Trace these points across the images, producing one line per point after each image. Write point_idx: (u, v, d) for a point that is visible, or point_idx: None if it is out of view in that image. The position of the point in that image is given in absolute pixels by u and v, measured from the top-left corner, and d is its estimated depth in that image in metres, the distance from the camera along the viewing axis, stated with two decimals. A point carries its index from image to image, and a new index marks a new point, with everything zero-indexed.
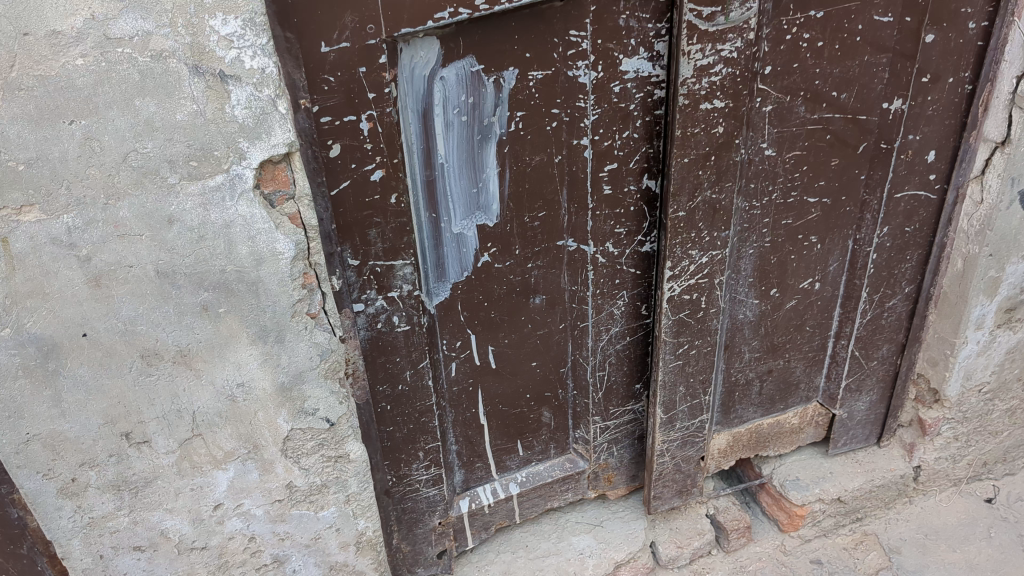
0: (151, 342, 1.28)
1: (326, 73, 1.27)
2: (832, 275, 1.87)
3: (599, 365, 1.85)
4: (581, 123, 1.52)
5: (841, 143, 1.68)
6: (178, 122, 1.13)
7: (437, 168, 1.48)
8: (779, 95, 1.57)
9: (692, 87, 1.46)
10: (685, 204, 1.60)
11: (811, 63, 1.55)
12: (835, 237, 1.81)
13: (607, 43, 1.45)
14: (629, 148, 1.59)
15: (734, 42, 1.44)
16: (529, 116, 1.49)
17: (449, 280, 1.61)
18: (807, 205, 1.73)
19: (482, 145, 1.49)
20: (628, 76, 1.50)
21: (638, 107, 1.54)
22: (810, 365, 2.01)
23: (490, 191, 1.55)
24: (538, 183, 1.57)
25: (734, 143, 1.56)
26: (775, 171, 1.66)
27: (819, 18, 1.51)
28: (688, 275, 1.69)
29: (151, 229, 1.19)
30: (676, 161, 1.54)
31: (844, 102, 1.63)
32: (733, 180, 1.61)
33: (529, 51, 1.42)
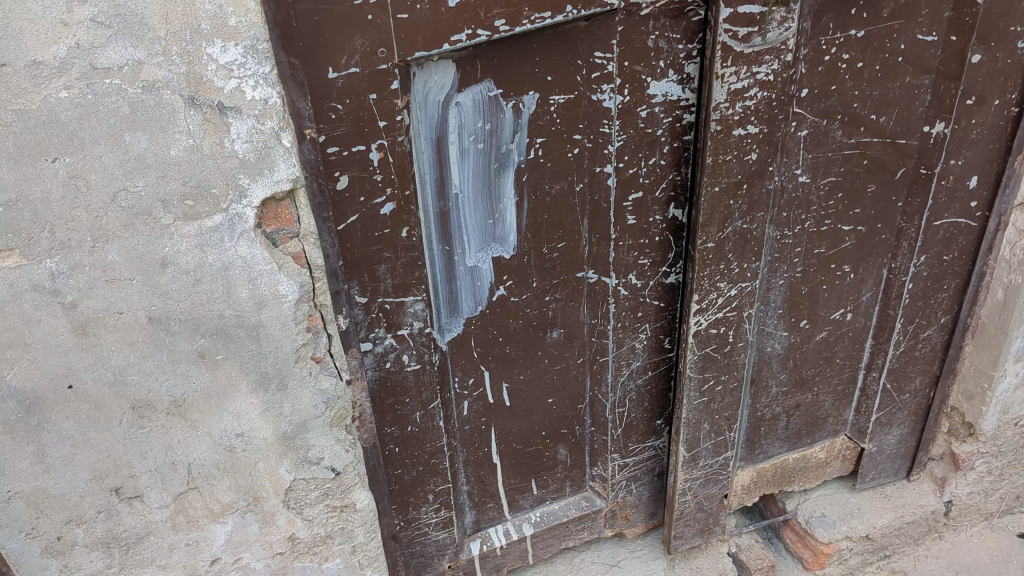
0: (144, 393, 1.18)
1: (333, 100, 1.18)
2: (864, 305, 1.77)
3: (619, 402, 1.74)
4: (605, 150, 1.42)
5: (878, 168, 1.58)
6: (173, 158, 1.03)
7: (452, 199, 1.39)
8: (815, 119, 1.47)
9: (725, 112, 1.37)
10: (714, 235, 1.50)
11: (850, 85, 1.46)
12: (869, 266, 1.71)
13: (635, 65, 1.35)
14: (656, 176, 1.48)
15: (771, 64, 1.35)
16: (549, 143, 1.40)
17: (462, 315, 1.52)
18: (841, 233, 1.64)
19: (499, 173, 1.40)
20: (656, 100, 1.39)
21: (666, 132, 1.43)
22: (839, 398, 1.91)
23: (507, 222, 1.46)
24: (558, 213, 1.48)
25: (767, 170, 1.47)
26: (808, 199, 1.57)
27: (860, 37, 1.41)
28: (716, 308, 1.59)
29: (143, 273, 1.09)
30: (707, 190, 1.44)
31: (883, 125, 1.53)
32: (765, 209, 1.51)
33: (551, 75, 1.33)
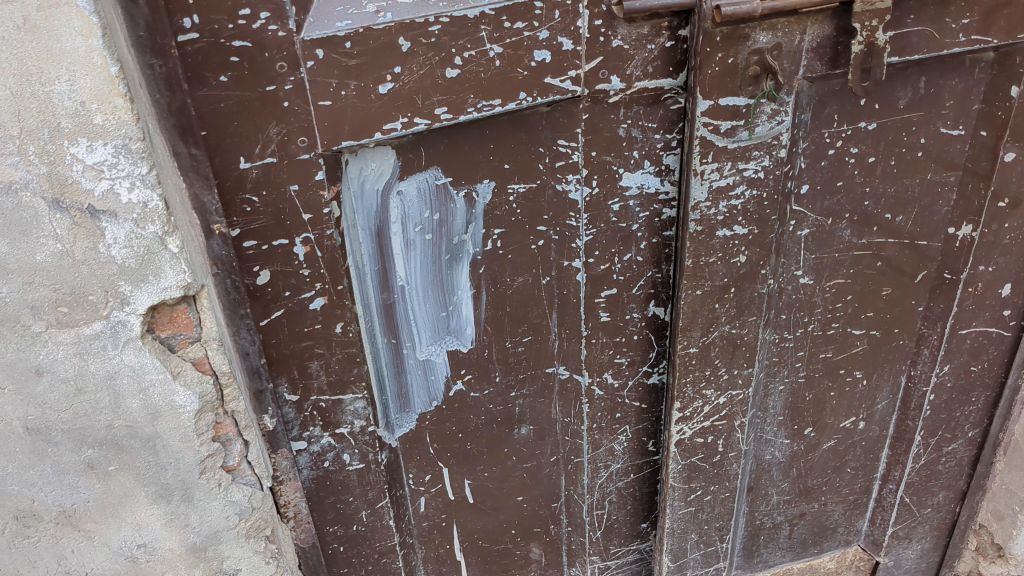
0: (27, 503, 1.08)
1: (247, 192, 1.06)
2: (879, 414, 1.59)
3: (596, 504, 1.59)
4: (572, 243, 1.28)
5: (894, 270, 1.40)
6: (39, 263, 0.92)
7: (397, 291, 1.26)
8: (818, 217, 1.31)
9: (707, 212, 1.21)
10: (698, 340, 1.34)
11: (859, 181, 1.29)
12: (883, 373, 1.53)
13: (604, 155, 1.20)
14: (632, 272, 1.32)
15: (760, 160, 1.19)
16: (509, 233, 1.26)
17: (414, 410, 1.39)
18: (850, 337, 1.46)
19: (451, 265, 1.27)
20: (630, 193, 1.24)
21: (642, 226, 1.28)
22: (850, 509, 1.72)
23: (462, 314, 1.32)
24: (522, 306, 1.34)
25: (759, 273, 1.30)
26: (811, 300, 1.40)
27: (870, 130, 1.24)
28: (701, 416, 1.43)
29: (15, 382, 0.99)
30: (687, 293, 1.28)
31: (900, 225, 1.35)
32: (758, 313, 1.34)
33: (508, 162, 1.19)
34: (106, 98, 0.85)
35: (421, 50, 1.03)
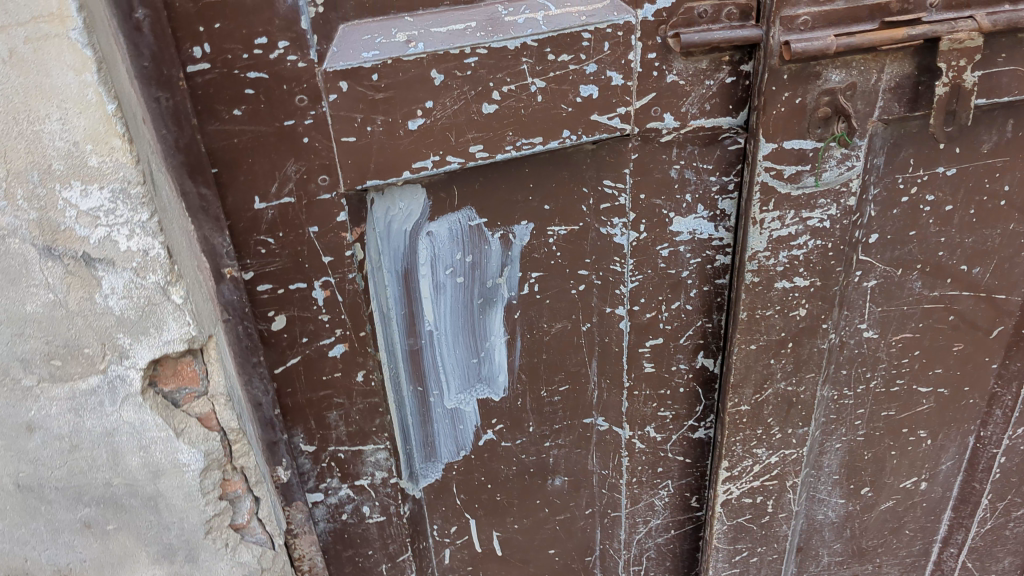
0: (19, 561, 1.01)
1: (262, 234, 0.97)
2: (943, 475, 1.46)
3: (634, 560, 1.49)
4: (616, 290, 1.17)
5: (968, 325, 1.28)
6: (30, 314, 0.84)
7: (425, 336, 1.16)
8: (887, 268, 1.19)
9: (765, 262, 1.10)
10: (750, 397, 1.23)
11: (933, 231, 1.17)
12: (950, 433, 1.41)
13: (653, 198, 1.09)
14: (680, 322, 1.21)
15: (826, 209, 1.08)
16: (547, 277, 1.16)
17: (441, 459, 1.29)
18: (916, 395, 1.35)
19: (484, 310, 1.17)
20: (680, 238, 1.14)
21: (693, 274, 1.17)
22: (906, 571, 1.59)
23: (495, 361, 1.22)
24: (559, 353, 1.24)
25: (820, 327, 1.19)
26: (875, 355, 1.29)
27: (950, 176, 1.13)
28: (750, 476, 1.32)
29: (5, 438, 0.91)
30: (740, 347, 1.17)
31: (977, 278, 1.23)
32: (817, 370, 1.23)
33: (548, 202, 1.10)
34: (102, 138, 0.76)
35: (455, 83, 0.94)
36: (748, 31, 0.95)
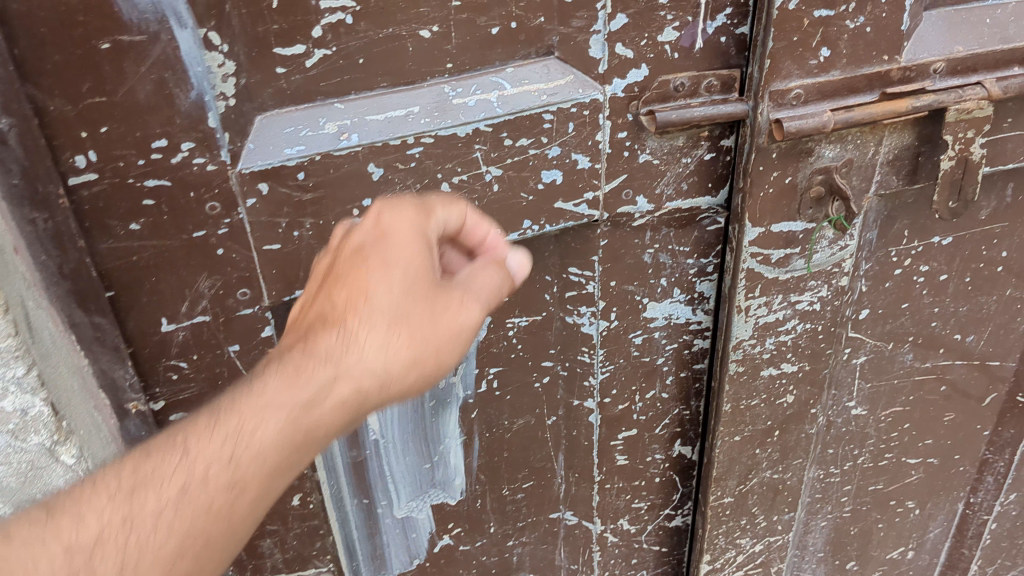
0: None
1: (172, 359, 0.82)
2: (930, 542, 1.36)
3: None
4: (583, 381, 1.05)
5: (960, 394, 1.18)
6: None
7: (369, 446, 1.02)
8: (877, 342, 1.08)
9: (751, 351, 0.98)
10: (733, 488, 1.11)
11: (927, 301, 1.07)
12: (938, 501, 1.31)
13: (625, 284, 0.97)
14: (655, 411, 1.09)
15: (817, 290, 0.96)
16: (508, 372, 1.02)
17: (391, 570, 1.15)
18: (904, 466, 1.25)
19: (437, 412, 1.03)
20: (655, 324, 1.01)
21: (669, 360, 1.05)
22: None
23: (450, 464, 1.08)
24: (522, 449, 1.10)
25: (808, 413, 1.08)
26: (863, 431, 1.18)
27: (945, 245, 1.02)
28: (733, 565, 1.21)
29: None
30: (723, 440, 1.05)
31: (971, 345, 1.13)
32: (804, 455, 1.12)
33: (507, 293, 0.96)
34: None
35: (397, 177, 0.80)
36: (732, 105, 0.83)
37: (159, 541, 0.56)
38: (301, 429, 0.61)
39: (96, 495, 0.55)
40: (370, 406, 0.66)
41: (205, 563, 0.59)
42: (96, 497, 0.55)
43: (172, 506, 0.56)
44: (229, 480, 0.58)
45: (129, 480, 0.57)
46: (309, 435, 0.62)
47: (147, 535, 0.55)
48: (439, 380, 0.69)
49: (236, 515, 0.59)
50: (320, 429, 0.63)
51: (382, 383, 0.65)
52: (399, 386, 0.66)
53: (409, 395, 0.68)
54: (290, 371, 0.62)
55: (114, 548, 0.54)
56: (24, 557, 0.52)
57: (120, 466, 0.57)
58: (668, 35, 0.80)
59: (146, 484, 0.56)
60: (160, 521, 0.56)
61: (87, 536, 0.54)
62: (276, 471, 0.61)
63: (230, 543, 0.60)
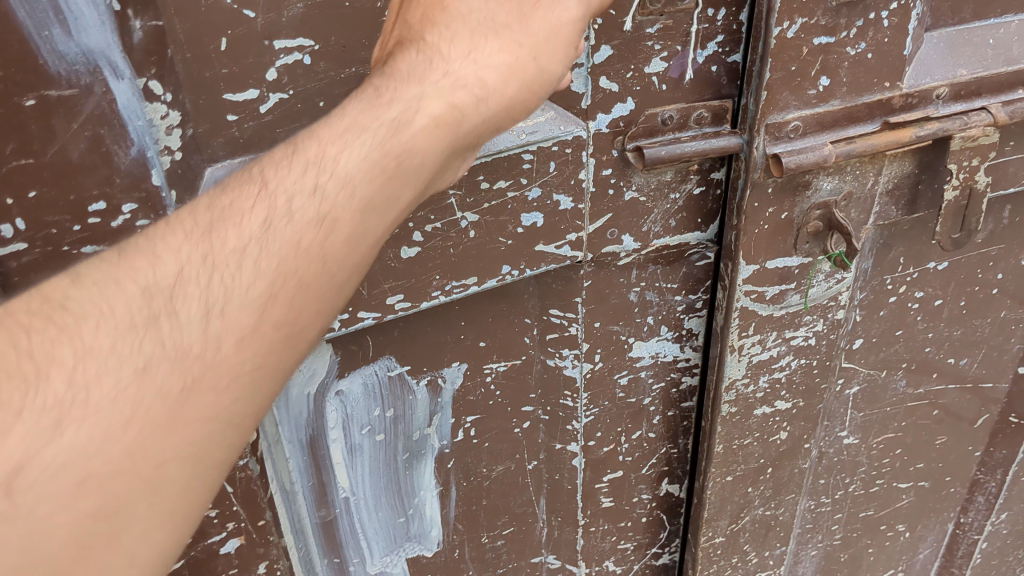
0: None
1: None
2: (920, 563, 1.32)
3: None
4: (567, 424, 0.98)
5: (953, 417, 1.14)
6: None
7: (339, 504, 0.95)
8: (870, 371, 1.03)
9: (744, 390, 0.93)
10: (724, 527, 1.06)
11: (921, 328, 1.02)
12: (928, 523, 1.27)
13: (611, 325, 0.90)
14: (642, 451, 1.03)
15: (813, 325, 0.91)
16: (487, 419, 0.96)
17: None
18: (896, 491, 1.20)
19: (411, 465, 0.96)
20: (641, 363, 0.95)
21: (656, 400, 0.99)
22: None
23: (426, 516, 1.01)
24: (501, 496, 1.03)
25: (802, 448, 1.03)
26: (855, 459, 1.13)
27: (941, 270, 0.97)
28: None
29: None
30: (715, 481, 1.00)
31: (964, 368, 1.09)
32: (796, 490, 1.08)
33: (484, 339, 0.89)
34: None
35: None
36: (724, 139, 0.77)
37: (246, 280, 0.47)
38: (392, 153, 0.53)
39: (171, 233, 0.48)
40: (471, 132, 0.58)
41: (299, 335, 0.50)
42: (171, 234, 0.48)
43: (258, 242, 0.48)
44: (315, 212, 0.50)
45: (206, 217, 0.49)
46: (402, 165, 0.54)
47: (232, 275, 0.47)
48: (544, 101, 0.63)
49: (331, 259, 0.51)
50: (417, 157, 0.55)
51: (478, 101, 0.58)
52: (498, 101, 0.59)
53: (512, 117, 0.61)
54: (371, 93, 0.55)
55: (197, 287, 0.47)
56: (96, 301, 0.45)
57: (196, 203, 0.50)
58: (656, 65, 0.73)
59: (225, 219, 0.49)
60: (245, 260, 0.48)
61: (165, 274, 0.47)
62: (372, 206, 0.53)
63: (328, 296, 0.51)
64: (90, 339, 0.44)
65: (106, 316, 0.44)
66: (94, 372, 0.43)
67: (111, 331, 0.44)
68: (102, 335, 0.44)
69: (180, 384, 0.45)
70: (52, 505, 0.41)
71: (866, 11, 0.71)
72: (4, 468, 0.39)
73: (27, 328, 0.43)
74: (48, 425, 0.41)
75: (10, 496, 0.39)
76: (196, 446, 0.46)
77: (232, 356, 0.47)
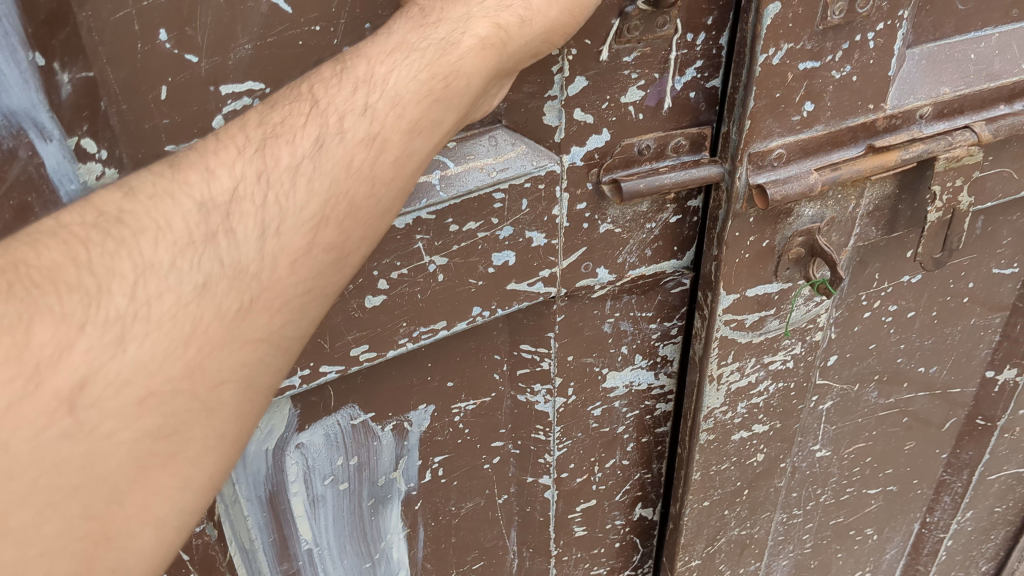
0: None
1: None
2: (887, 563, 1.32)
3: None
4: (539, 458, 0.93)
5: (923, 423, 1.13)
6: None
7: (302, 556, 0.89)
8: (844, 386, 1.01)
9: (722, 418, 0.89)
10: (701, 550, 1.03)
11: (894, 340, 0.99)
12: (896, 524, 1.26)
13: (584, 357, 0.86)
14: (616, 478, 1.00)
15: (791, 348, 0.89)
16: (455, 458, 0.90)
17: None
18: (866, 497, 1.18)
19: (377, 510, 0.90)
20: (615, 393, 0.91)
21: (630, 428, 0.96)
22: None
23: (393, 560, 0.96)
24: (471, 533, 0.98)
25: (778, 467, 1.01)
26: (827, 471, 1.11)
27: (915, 283, 0.94)
28: None
29: None
30: (692, 507, 0.97)
31: (934, 375, 1.07)
32: (772, 508, 1.06)
33: (452, 379, 0.84)
34: None
35: None
36: (705, 168, 0.73)
37: (300, 200, 0.46)
38: (441, 73, 0.51)
39: (224, 148, 0.47)
40: (515, 56, 0.56)
41: (350, 257, 0.49)
42: (225, 151, 0.47)
43: (310, 160, 0.47)
44: (366, 131, 0.48)
45: (259, 132, 0.48)
46: (449, 89, 0.51)
47: (286, 194, 0.46)
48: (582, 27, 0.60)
49: (381, 181, 0.49)
50: (465, 77, 0.52)
51: (523, 23, 0.55)
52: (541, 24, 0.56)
53: (549, 46, 0.58)
54: (417, 14, 0.53)
55: (252, 207, 0.46)
56: (155, 214, 0.44)
57: (248, 118, 0.49)
58: (632, 95, 0.68)
59: (277, 137, 0.47)
60: (298, 179, 0.46)
61: (219, 191, 0.46)
62: (422, 128, 0.50)
63: (380, 218, 0.50)
64: (149, 255, 0.43)
65: (164, 231, 0.44)
66: (156, 288, 0.42)
67: (168, 246, 0.43)
68: (161, 250, 0.43)
69: (236, 304, 0.44)
70: (114, 423, 0.40)
71: (852, 33, 0.68)
72: (68, 380, 0.39)
73: (85, 241, 0.42)
74: (111, 340, 0.41)
75: (74, 412, 0.39)
76: (248, 365, 0.46)
77: (285, 278, 0.46)
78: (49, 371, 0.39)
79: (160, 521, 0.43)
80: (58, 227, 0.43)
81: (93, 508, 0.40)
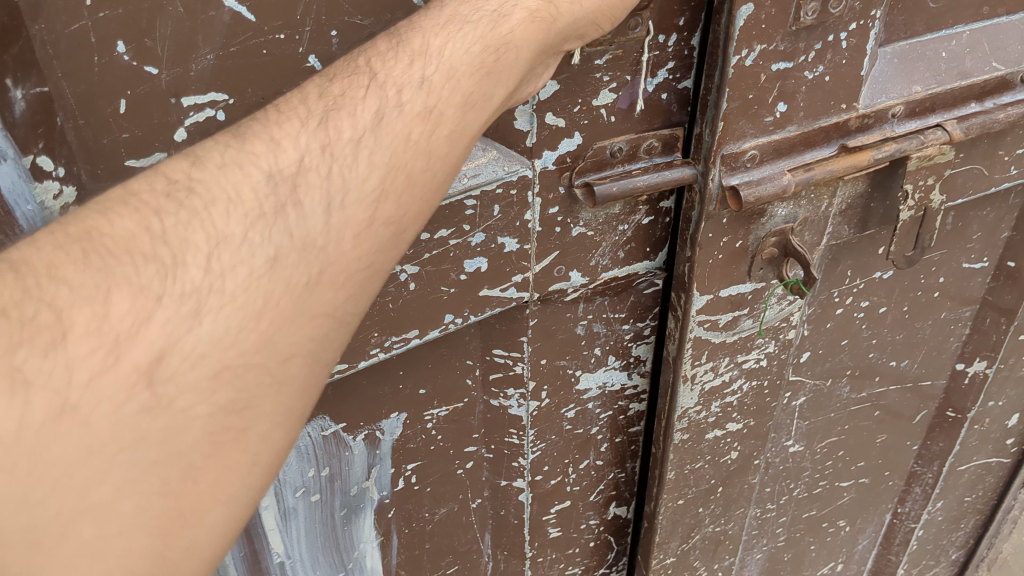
0: None
1: None
2: (859, 553, 1.33)
3: None
4: (513, 461, 0.92)
5: (894, 416, 1.13)
6: None
7: (273, 568, 0.88)
8: (816, 382, 1.01)
9: (696, 417, 0.89)
10: (676, 548, 1.03)
11: (865, 335, 0.99)
12: (868, 515, 1.27)
13: (557, 360, 0.85)
14: (590, 479, 0.99)
15: (765, 346, 0.88)
16: (428, 464, 0.89)
17: None
18: (838, 490, 1.18)
19: (349, 520, 0.89)
20: (589, 395, 0.90)
21: (604, 429, 0.95)
22: None
23: (367, 568, 0.95)
24: (445, 538, 0.97)
25: (752, 464, 1.01)
26: (799, 465, 1.11)
27: (886, 279, 0.94)
28: None
29: None
30: (667, 506, 0.96)
31: (905, 369, 1.08)
32: (745, 504, 1.06)
33: (424, 386, 0.82)
34: None
35: None
36: (678, 170, 0.72)
37: (362, 173, 0.45)
38: (492, 46, 0.51)
39: (287, 120, 0.45)
40: (562, 33, 0.56)
41: (410, 233, 0.48)
42: (288, 122, 0.45)
43: (372, 133, 0.46)
44: (423, 104, 0.47)
45: (319, 105, 0.46)
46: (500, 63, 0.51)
47: (348, 166, 0.45)
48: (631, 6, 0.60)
49: (437, 155, 0.48)
50: (514, 51, 0.52)
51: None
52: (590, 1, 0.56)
53: (601, 19, 0.58)
54: None
55: (318, 177, 0.44)
56: (223, 187, 0.43)
57: (306, 91, 0.48)
58: (604, 98, 0.67)
59: (340, 107, 0.46)
60: (361, 152, 0.45)
61: (286, 163, 0.44)
62: (473, 102, 0.50)
63: (435, 194, 0.49)
64: (222, 226, 0.41)
65: (234, 202, 0.42)
66: (230, 260, 0.41)
67: (240, 217, 0.42)
68: (232, 222, 0.42)
69: (304, 278, 0.43)
70: (191, 398, 0.39)
71: (824, 34, 0.67)
72: (147, 353, 0.38)
73: (157, 210, 0.41)
74: (188, 313, 0.39)
75: (153, 386, 0.38)
76: (315, 340, 0.44)
77: (352, 251, 0.45)
78: (128, 344, 0.37)
79: (230, 500, 0.40)
80: (127, 196, 0.42)
81: (170, 483, 0.38)
